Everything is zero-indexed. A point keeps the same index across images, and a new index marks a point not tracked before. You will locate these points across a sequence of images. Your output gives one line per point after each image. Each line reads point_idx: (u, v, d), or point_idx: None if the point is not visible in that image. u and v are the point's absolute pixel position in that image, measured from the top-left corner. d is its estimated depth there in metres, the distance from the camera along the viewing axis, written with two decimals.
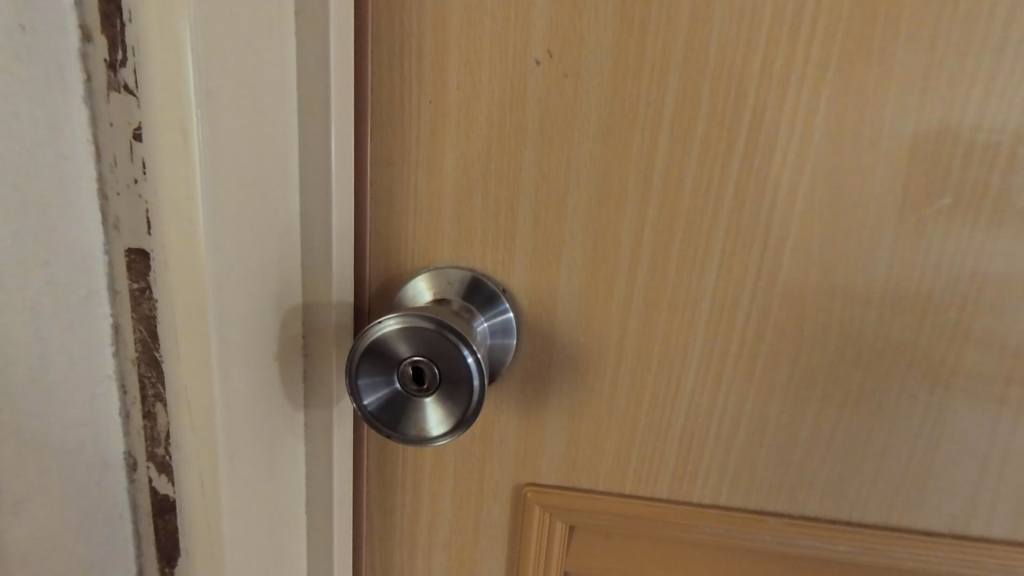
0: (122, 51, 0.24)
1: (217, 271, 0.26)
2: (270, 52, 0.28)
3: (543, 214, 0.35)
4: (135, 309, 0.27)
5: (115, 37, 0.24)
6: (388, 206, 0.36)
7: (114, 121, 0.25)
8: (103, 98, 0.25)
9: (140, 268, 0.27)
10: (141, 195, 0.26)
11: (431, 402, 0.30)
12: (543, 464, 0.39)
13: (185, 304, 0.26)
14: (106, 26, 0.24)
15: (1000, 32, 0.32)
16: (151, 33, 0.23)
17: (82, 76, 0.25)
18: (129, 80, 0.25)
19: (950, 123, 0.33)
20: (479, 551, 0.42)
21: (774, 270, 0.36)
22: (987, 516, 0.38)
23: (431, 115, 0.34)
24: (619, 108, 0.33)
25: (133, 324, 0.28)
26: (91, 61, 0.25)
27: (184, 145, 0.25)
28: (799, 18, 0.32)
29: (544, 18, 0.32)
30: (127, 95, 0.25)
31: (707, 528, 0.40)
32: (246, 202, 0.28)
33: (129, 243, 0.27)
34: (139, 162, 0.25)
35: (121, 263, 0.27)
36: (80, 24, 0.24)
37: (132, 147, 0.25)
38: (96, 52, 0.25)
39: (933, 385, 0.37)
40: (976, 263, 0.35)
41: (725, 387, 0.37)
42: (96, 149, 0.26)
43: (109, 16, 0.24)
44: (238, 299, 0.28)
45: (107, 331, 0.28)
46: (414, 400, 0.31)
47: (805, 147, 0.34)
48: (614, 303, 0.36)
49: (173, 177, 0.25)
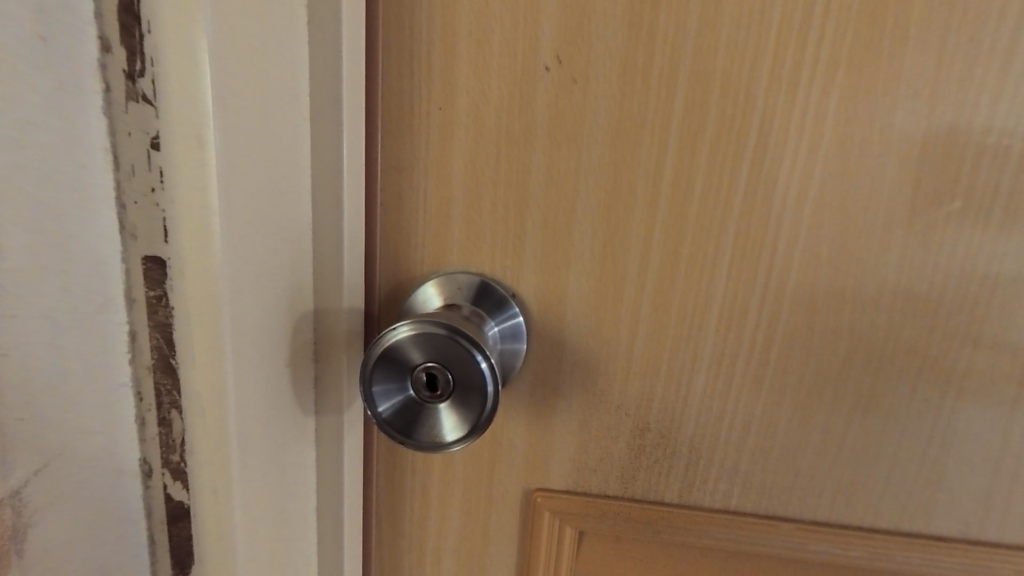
0: (141, 63, 0.25)
1: (231, 280, 0.27)
2: (283, 61, 0.28)
3: (551, 218, 0.35)
4: (152, 317, 0.28)
5: (133, 49, 0.25)
6: (398, 211, 0.36)
7: (133, 130, 0.26)
8: (122, 108, 0.26)
9: (156, 276, 0.27)
10: (158, 204, 0.26)
11: (443, 408, 0.31)
12: (551, 468, 0.39)
13: (199, 311, 0.27)
14: (124, 37, 0.25)
15: (1011, 32, 0.31)
16: (167, 43, 0.24)
17: (101, 87, 0.25)
18: (147, 90, 0.25)
19: (960, 123, 0.33)
20: (487, 555, 0.42)
21: (784, 272, 0.35)
22: (1003, 522, 0.38)
23: (440, 122, 0.34)
24: (628, 111, 0.33)
25: (150, 332, 0.28)
26: (110, 73, 0.25)
27: (200, 155, 0.25)
28: (808, 21, 0.32)
29: (553, 25, 0.33)
30: (145, 105, 0.25)
31: (717, 532, 0.39)
32: (261, 207, 0.28)
33: (145, 251, 0.27)
34: (156, 172, 0.26)
35: (137, 272, 0.27)
36: (100, 36, 0.25)
37: (149, 157, 0.26)
38: (115, 62, 0.25)
39: (945, 390, 0.36)
40: (989, 265, 0.34)
41: (735, 391, 0.37)
42: (114, 157, 0.26)
43: (127, 27, 0.24)
44: (251, 306, 0.28)
45: (123, 338, 0.28)
46: (428, 407, 0.31)
47: (816, 149, 0.34)
48: (622, 306, 0.36)
49: (189, 186, 0.25)
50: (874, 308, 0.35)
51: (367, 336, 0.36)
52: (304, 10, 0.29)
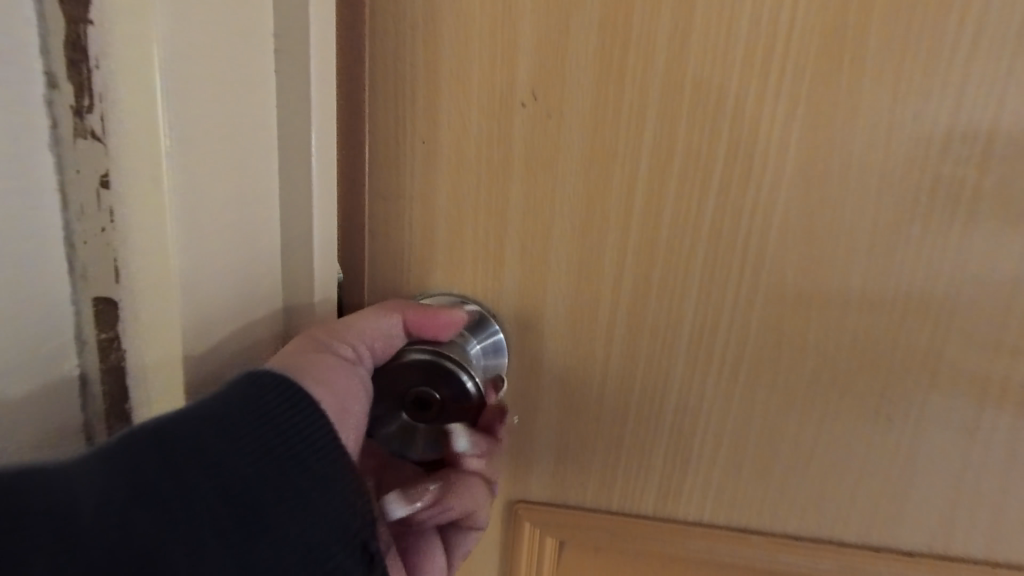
0: (89, 99, 0.25)
1: (185, 304, 0.29)
2: (247, 88, 0.30)
3: (529, 241, 0.37)
4: (104, 360, 0.29)
5: (82, 85, 0.25)
6: (385, 236, 0.38)
7: (81, 168, 0.26)
8: (70, 144, 0.26)
9: (109, 317, 0.28)
10: (109, 242, 0.27)
11: (441, 423, 0.36)
12: (532, 480, 0.41)
13: (149, 338, 0.29)
14: (72, 73, 0.25)
15: (963, 70, 0.33)
16: (121, 80, 0.25)
17: (49, 122, 0.26)
18: (95, 126, 0.26)
19: (916, 156, 0.34)
20: (471, 563, 0.43)
21: (752, 294, 0.37)
22: (967, 537, 0.39)
23: (424, 153, 0.36)
24: (600, 143, 0.35)
25: (102, 377, 0.29)
26: (58, 109, 0.25)
27: (155, 189, 0.27)
28: (769, 60, 0.34)
29: (529, 63, 0.35)
30: (95, 142, 0.26)
31: (690, 544, 0.41)
32: (223, 236, 0.30)
33: (96, 292, 0.28)
34: (106, 212, 0.27)
35: (88, 314, 0.28)
36: (47, 71, 0.25)
37: (100, 195, 0.27)
38: (62, 98, 0.25)
39: (910, 409, 0.37)
40: (948, 290, 0.36)
41: (707, 408, 0.39)
42: (63, 196, 0.27)
43: (75, 63, 0.25)
44: (227, 324, 0.32)
45: (74, 384, 0.29)
46: (420, 424, 0.36)
47: (780, 179, 0.35)
48: (597, 327, 0.38)
49: (144, 219, 0.27)
50: (839, 329, 0.37)
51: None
52: (272, 42, 0.32)
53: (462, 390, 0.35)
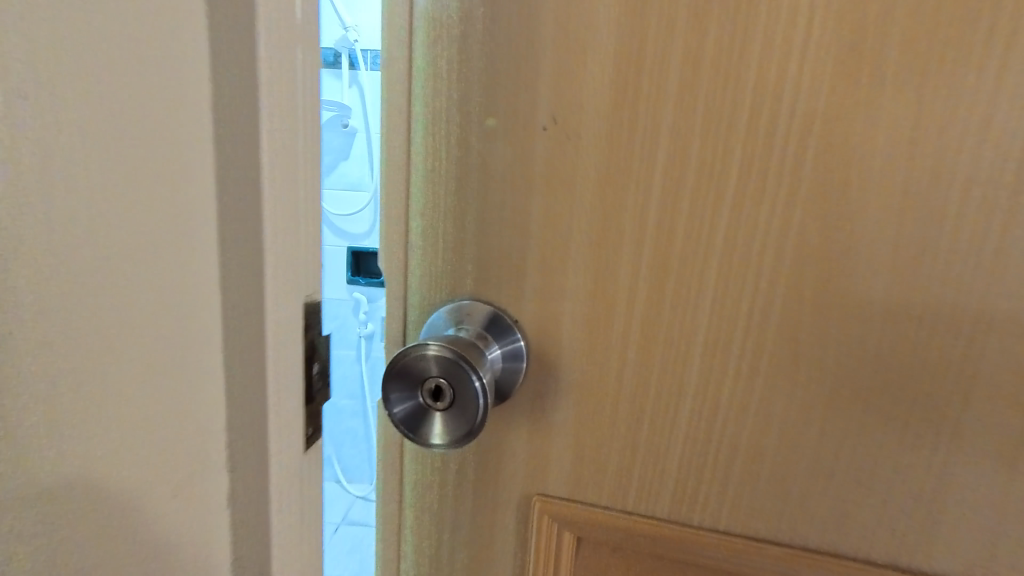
0: None
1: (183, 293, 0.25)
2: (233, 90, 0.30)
3: (550, 255, 0.40)
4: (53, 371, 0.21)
5: None
6: (418, 247, 0.42)
7: None
8: None
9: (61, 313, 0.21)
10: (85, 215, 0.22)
11: (447, 411, 0.36)
12: (550, 477, 0.43)
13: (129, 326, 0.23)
14: None
15: (992, 83, 0.33)
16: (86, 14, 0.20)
17: None
18: None
19: (943, 169, 0.34)
20: (493, 554, 0.46)
21: (766, 308, 0.38)
22: (1002, 558, 0.38)
23: (454, 173, 0.40)
24: (617, 165, 0.38)
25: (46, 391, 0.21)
26: None
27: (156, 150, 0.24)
28: (784, 77, 0.35)
29: (549, 90, 0.38)
30: None
31: (707, 549, 0.42)
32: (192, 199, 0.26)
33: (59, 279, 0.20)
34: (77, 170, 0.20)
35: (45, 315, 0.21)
36: None
37: None
38: None
39: (940, 426, 0.37)
40: (979, 304, 0.35)
41: (723, 416, 0.40)
42: None
43: None
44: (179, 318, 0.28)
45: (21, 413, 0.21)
46: (430, 413, 0.37)
47: (796, 197, 0.36)
48: (613, 334, 0.40)
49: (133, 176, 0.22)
50: (860, 345, 0.37)
51: (322, 378, 0.38)
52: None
53: (468, 384, 0.35)
